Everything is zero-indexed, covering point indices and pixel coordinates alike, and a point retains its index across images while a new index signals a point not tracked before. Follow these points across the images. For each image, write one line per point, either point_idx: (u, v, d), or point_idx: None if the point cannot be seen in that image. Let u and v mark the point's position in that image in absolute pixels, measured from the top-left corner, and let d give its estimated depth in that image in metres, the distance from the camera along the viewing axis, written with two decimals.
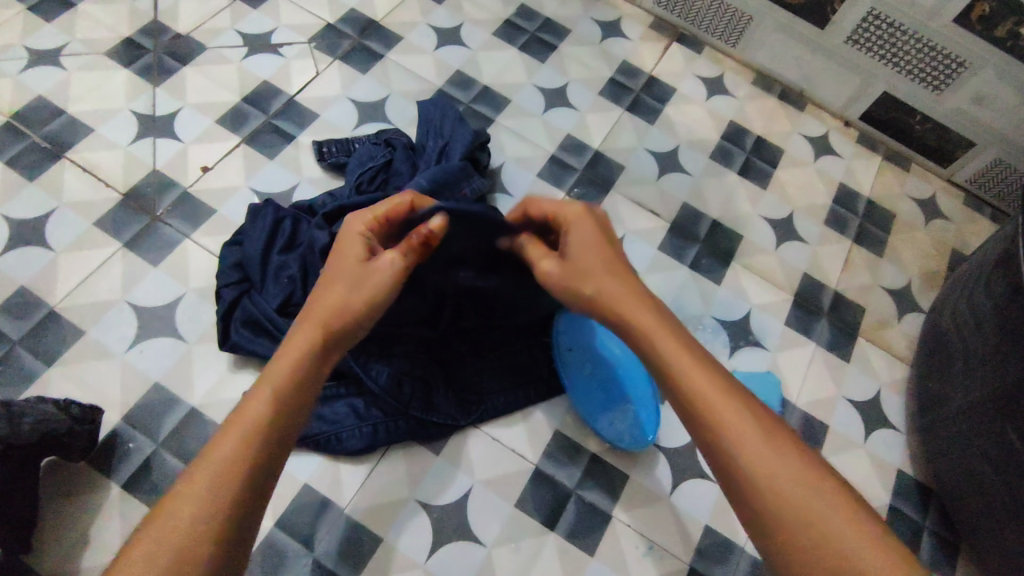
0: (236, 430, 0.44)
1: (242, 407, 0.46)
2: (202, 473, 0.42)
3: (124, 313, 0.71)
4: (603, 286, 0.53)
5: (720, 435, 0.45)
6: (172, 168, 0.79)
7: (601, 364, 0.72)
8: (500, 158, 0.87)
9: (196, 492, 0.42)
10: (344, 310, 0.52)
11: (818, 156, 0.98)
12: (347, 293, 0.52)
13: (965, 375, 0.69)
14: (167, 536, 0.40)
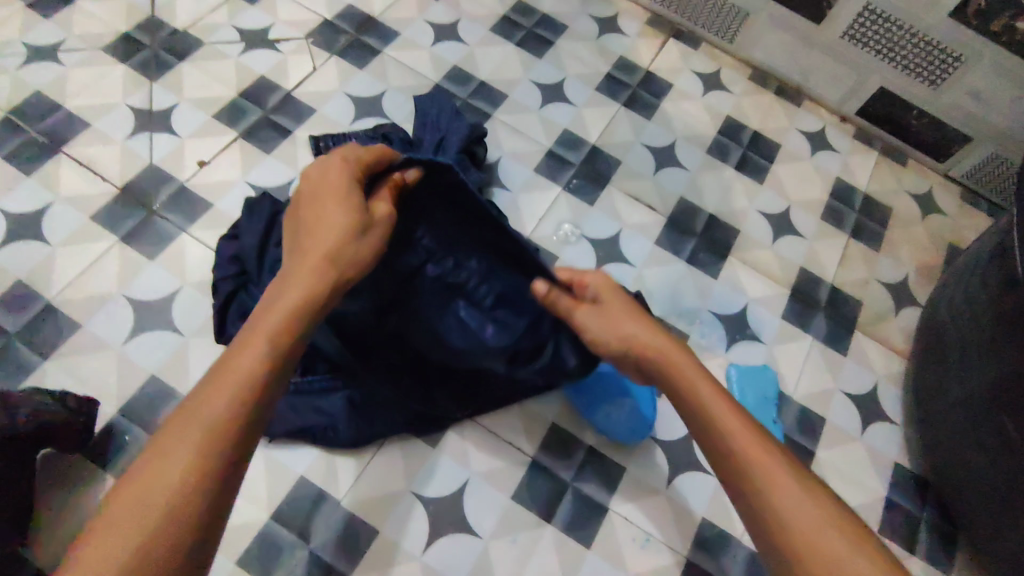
0: (225, 376, 0.42)
1: (237, 351, 0.43)
2: (191, 423, 0.40)
3: (121, 306, 0.71)
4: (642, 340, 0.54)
5: (752, 477, 0.46)
6: (169, 163, 0.79)
7: None
8: (497, 153, 0.88)
9: (180, 449, 0.39)
10: (344, 254, 0.49)
11: (815, 151, 0.99)
12: (343, 237, 0.49)
13: (962, 367, 0.69)
14: (147, 486, 0.38)
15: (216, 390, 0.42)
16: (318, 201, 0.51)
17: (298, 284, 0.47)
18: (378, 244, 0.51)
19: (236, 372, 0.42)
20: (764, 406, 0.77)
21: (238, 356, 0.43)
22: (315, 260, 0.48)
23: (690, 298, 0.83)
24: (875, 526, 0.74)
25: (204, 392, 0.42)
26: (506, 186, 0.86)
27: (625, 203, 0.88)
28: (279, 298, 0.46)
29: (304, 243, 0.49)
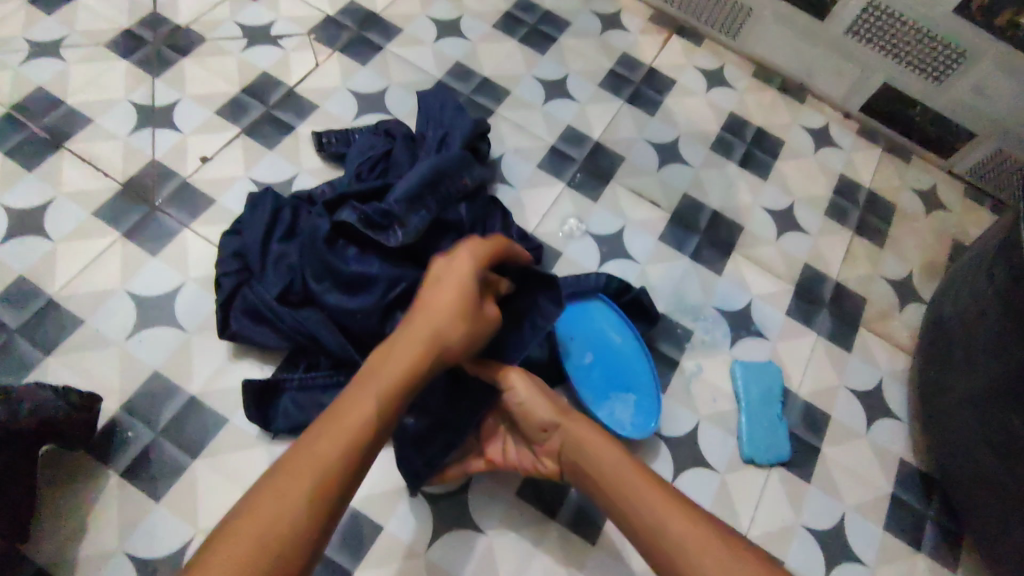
0: (322, 450, 0.45)
1: (351, 404, 0.47)
2: (287, 487, 0.43)
3: (123, 302, 0.70)
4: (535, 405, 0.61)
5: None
6: (171, 159, 0.79)
7: (600, 352, 0.72)
8: (500, 149, 0.87)
9: (291, 497, 0.42)
10: (443, 340, 0.52)
11: (819, 148, 0.98)
12: (446, 326, 0.52)
13: (967, 363, 0.69)
14: (235, 548, 0.40)
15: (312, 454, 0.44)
16: (432, 285, 0.55)
17: (390, 369, 0.49)
18: (477, 332, 0.54)
19: (328, 450, 0.45)
20: (769, 403, 0.77)
21: (340, 430, 0.46)
22: (416, 340, 0.51)
23: (694, 295, 0.83)
24: (880, 523, 0.74)
25: (293, 462, 0.44)
26: (509, 182, 0.85)
27: (629, 199, 0.88)
28: (368, 383, 0.48)
29: (412, 323, 0.53)
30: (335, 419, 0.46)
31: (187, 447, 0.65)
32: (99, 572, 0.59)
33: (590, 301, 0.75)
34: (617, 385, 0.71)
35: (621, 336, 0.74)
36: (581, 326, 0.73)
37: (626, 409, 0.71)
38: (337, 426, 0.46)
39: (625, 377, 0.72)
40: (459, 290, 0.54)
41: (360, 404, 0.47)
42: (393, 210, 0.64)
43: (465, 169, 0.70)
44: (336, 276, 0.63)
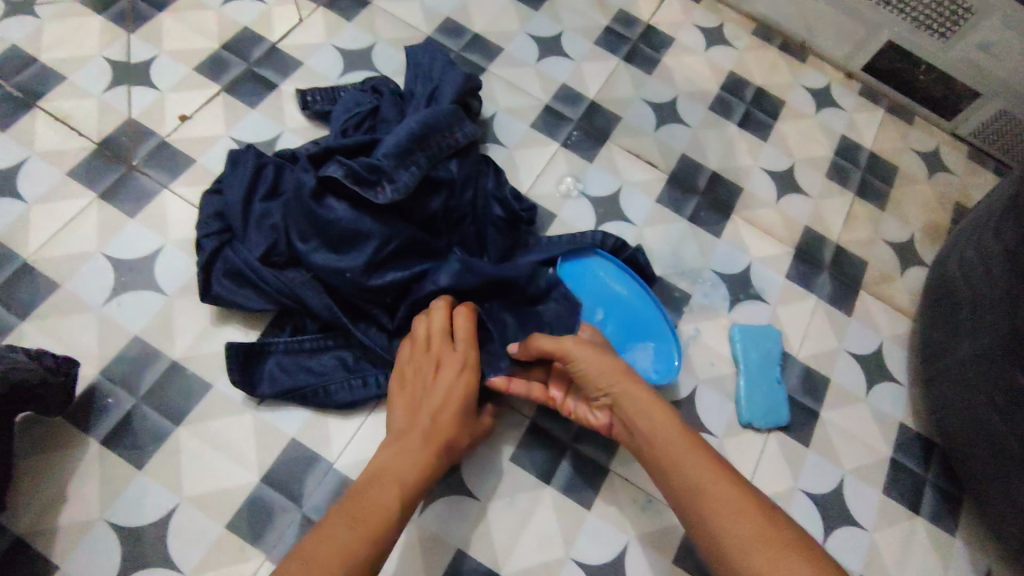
0: (354, 539, 0.46)
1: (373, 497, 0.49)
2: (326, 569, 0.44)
3: (100, 265, 0.68)
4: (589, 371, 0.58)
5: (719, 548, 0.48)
6: (149, 117, 0.75)
7: (609, 307, 0.71)
8: (492, 108, 0.84)
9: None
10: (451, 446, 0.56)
11: (820, 108, 0.96)
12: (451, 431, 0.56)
13: (974, 321, 0.67)
14: None
15: (340, 545, 0.45)
16: (430, 389, 0.57)
17: (403, 471, 0.52)
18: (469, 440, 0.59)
19: (358, 540, 0.46)
20: (767, 366, 0.75)
21: (370, 524, 0.47)
22: (429, 444, 0.54)
23: (692, 257, 0.81)
24: (879, 487, 0.73)
25: (322, 546, 0.45)
26: (501, 142, 0.83)
27: (625, 159, 0.85)
28: (385, 481, 0.51)
29: (414, 429, 0.55)
30: (366, 514, 0.48)
31: (169, 413, 0.63)
32: (80, 541, 0.58)
33: (589, 255, 0.72)
34: (633, 334, 0.70)
35: (625, 286, 0.72)
36: (586, 282, 0.71)
37: (646, 355, 0.70)
38: (368, 518, 0.48)
39: (640, 326, 0.71)
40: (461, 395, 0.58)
41: (384, 500, 0.50)
42: (381, 165, 0.62)
43: (456, 125, 0.67)
44: (324, 233, 0.61)
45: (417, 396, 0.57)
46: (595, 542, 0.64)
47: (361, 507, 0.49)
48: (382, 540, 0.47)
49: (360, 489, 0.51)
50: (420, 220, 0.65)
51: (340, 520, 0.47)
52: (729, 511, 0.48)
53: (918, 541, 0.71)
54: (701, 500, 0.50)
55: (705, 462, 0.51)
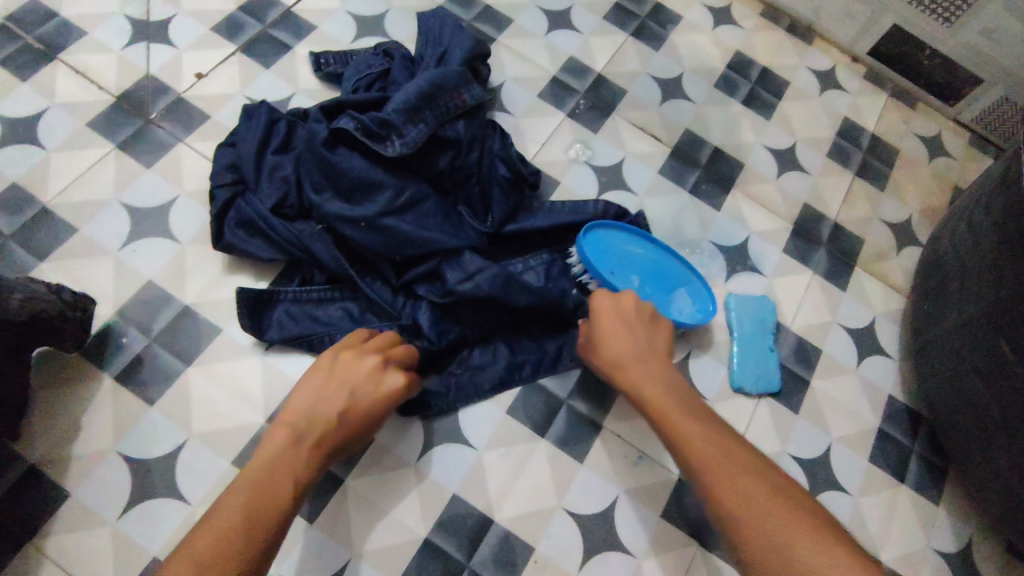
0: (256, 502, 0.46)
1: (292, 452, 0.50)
2: (217, 562, 0.42)
3: (117, 212, 0.70)
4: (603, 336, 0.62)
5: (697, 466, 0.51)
6: (167, 74, 0.78)
7: (638, 270, 0.72)
8: (500, 77, 0.86)
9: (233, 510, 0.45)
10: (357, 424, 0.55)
11: (824, 90, 0.97)
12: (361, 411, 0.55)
13: (962, 292, 0.69)
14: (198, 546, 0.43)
15: (228, 540, 0.43)
16: (336, 373, 0.55)
17: (298, 458, 0.50)
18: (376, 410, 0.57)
19: (253, 528, 0.45)
20: (761, 334, 0.77)
21: (264, 508, 0.46)
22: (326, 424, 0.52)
23: (692, 228, 0.82)
24: (866, 455, 0.75)
25: (212, 536, 0.43)
26: (509, 110, 0.84)
27: (630, 132, 0.87)
28: (282, 465, 0.49)
29: (318, 421, 0.52)
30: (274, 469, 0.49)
31: (180, 354, 0.65)
32: (92, 470, 0.60)
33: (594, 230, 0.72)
34: (665, 287, 0.72)
35: (639, 245, 0.73)
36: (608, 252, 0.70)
37: (686, 300, 0.73)
38: (261, 503, 0.46)
39: (666, 277, 0.73)
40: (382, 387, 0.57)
41: (279, 484, 0.48)
42: (391, 120, 0.64)
43: (464, 87, 0.69)
44: (336, 184, 0.64)
45: (315, 388, 0.54)
46: (585, 494, 0.66)
47: (259, 490, 0.47)
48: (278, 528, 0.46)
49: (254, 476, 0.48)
50: (427, 176, 0.68)
51: (233, 507, 0.45)
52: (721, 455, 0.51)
53: (901, 508, 0.73)
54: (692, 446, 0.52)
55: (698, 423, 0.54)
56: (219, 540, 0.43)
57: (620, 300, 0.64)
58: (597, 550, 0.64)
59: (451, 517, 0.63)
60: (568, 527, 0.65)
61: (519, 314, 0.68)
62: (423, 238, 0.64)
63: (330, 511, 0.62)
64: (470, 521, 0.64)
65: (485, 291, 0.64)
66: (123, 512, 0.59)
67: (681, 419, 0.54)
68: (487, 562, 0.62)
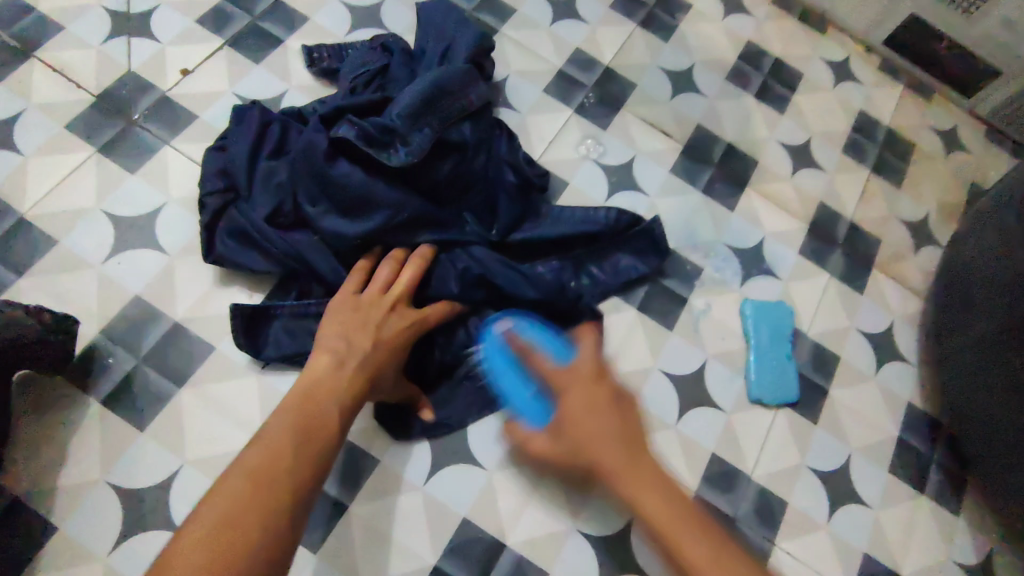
0: (301, 439, 0.46)
1: (326, 388, 0.51)
2: (266, 482, 0.43)
3: (99, 221, 0.65)
4: (570, 397, 0.50)
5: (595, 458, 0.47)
6: (150, 70, 0.73)
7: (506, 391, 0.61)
8: (504, 71, 0.82)
9: (283, 440, 0.46)
10: (381, 363, 0.55)
11: (838, 82, 0.93)
12: (378, 350, 0.55)
13: (989, 300, 0.66)
14: (237, 480, 0.42)
15: (277, 468, 0.44)
16: (373, 323, 0.56)
17: (340, 397, 0.51)
18: (397, 346, 0.57)
19: (303, 459, 0.45)
20: (778, 342, 0.74)
21: (317, 438, 0.47)
22: (367, 371, 0.53)
23: (705, 230, 0.79)
24: (886, 466, 0.73)
25: (263, 458, 0.44)
26: (513, 106, 0.80)
27: (639, 128, 0.83)
28: (326, 400, 0.50)
29: (351, 362, 0.53)
30: (310, 402, 0.49)
31: (172, 374, 0.61)
32: (81, 502, 0.57)
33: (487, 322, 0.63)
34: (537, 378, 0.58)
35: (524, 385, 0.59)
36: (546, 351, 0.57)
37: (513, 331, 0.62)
38: (316, 432, 0.48)
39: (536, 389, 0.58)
40: (399, 320, 0.58)
41: (328, 415, 0.49)
42: (395, 126, 0.60)
43: (470, 86, 0.65)
44: (335, 195, 0.60)
45: (349, 331, 0.55)
46: (600, 513, 0.63)
47: (306, 421, 0.48)
48: (326, 458, 0.47)
49: (296, 407, 0.49)
50: (433, 184, 0.63)
51: (283, 433, 0.46)
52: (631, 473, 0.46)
53: (921, 520, 0.71)
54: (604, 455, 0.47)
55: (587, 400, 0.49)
56: (270, 465, 0.44)
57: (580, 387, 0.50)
58: (613, 573, 0.62)
59: (461, 541, 0.61)
60: (583, 549, 0.62)
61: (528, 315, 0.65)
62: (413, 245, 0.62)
63: (335, 539, 0.59)
64: (481, 547, 0.61)
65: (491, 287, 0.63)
66: (114, 545, 0.56)
67: (592, 425, 0.48)
68: None
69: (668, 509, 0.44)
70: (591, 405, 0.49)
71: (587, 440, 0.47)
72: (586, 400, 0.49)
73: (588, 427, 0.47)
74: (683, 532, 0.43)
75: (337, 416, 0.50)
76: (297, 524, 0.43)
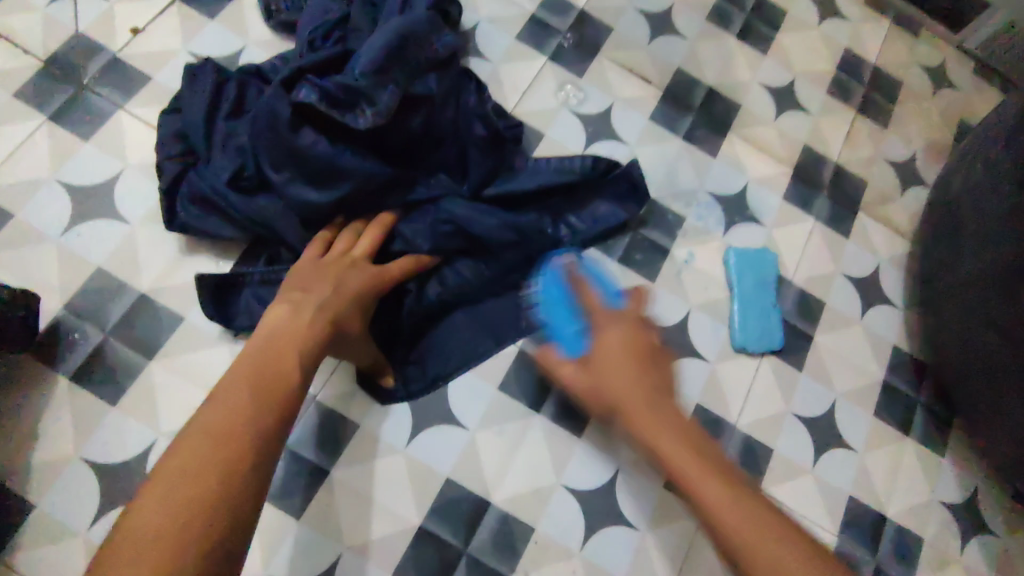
0: (257, 396, 0.45)
1: (284, 336, 0.50)
2: (227, 432, 0.42)
3: (55, 192, 0.63)
4: (604, 337, 0.49)
5: (633, 426, 0.45)
6: (98, 31, 0.69)
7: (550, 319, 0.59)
8: (473, 18, 0.78)
9: (236, 396, 0.45)
10: (343, 311, 0.53)
11: (823, 19, 0.89)
12: (336, 298, 0.54)
13: (976, 238, 0.65)
14: (196, 443, 0.42)
15: (237, 421, 0.43)
16: (333, 277, 0.55)
17: (302, 345, 0.50)
18: (359, 295, 0.56)
19: (265, 410, 0.45)
20: (762, 291, 0.73)
21: (275, 394, 0.46)
22: (327, 314, 0.52)
23: (686, 178, 0.77)
24: (871, 409, 0.73)
25: (223, 410, 0.44)
26: (484, 55, 0.77)
27: (617, 74, 0.80)
28: (285, 347, 0.49)
29: (307, 312, 0.52)
30: (267, 356, 0.48)
31: (141, 347, 0.60)
32: (56, 479, 0.56)
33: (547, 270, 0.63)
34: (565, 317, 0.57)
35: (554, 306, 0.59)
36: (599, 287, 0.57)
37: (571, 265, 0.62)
38: (273, 387, 0.46)
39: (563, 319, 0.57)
40: (361, 274, 0.57)
41: (288, 367, 0.48)
42: (358, 85, 0.57)
43: (434, 35, 0.62)
44: (300, 164, 0.57)
45: (308, 285, 0.54)
46: (585, 467, 0.63)
47: (262, 371, 0.47)
48: (286, 419, 0.46)
49: (256, 359, 0.48)
50: (401, 142, 0.61)
51: (245, 386, 0.46)
52: (640, 395, 0.46)
53: (906, 461, 0.72)
54: (627, 403, 0.46)
55: (656, 420, 0.45)
56: (231, 416, 0.44)
57: (623, 321, 0.49)
58: (599, 526, 0.62)
59: (446, 502, 0.61)
60: (569, 503, 0.62)
61: (507, 257, 0.64)
62: (381, 209, 0.61)
63: (317, 504, 0.59)
64: (466, 506, 0.61)
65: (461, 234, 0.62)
66: (94, 519, 0.55)
67: (650, 417, 0.45)
68: (486, 547, 0.60)
69: (681, 442, 0.44)
70: (631, 356, 0.48)
71: (636, 406, 0.45)
72: (622, 333, 0.49)
73: (611, 355, 0.48)
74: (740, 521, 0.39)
75: (297, 362, 0.49)
76: (262, 483, 0.42)
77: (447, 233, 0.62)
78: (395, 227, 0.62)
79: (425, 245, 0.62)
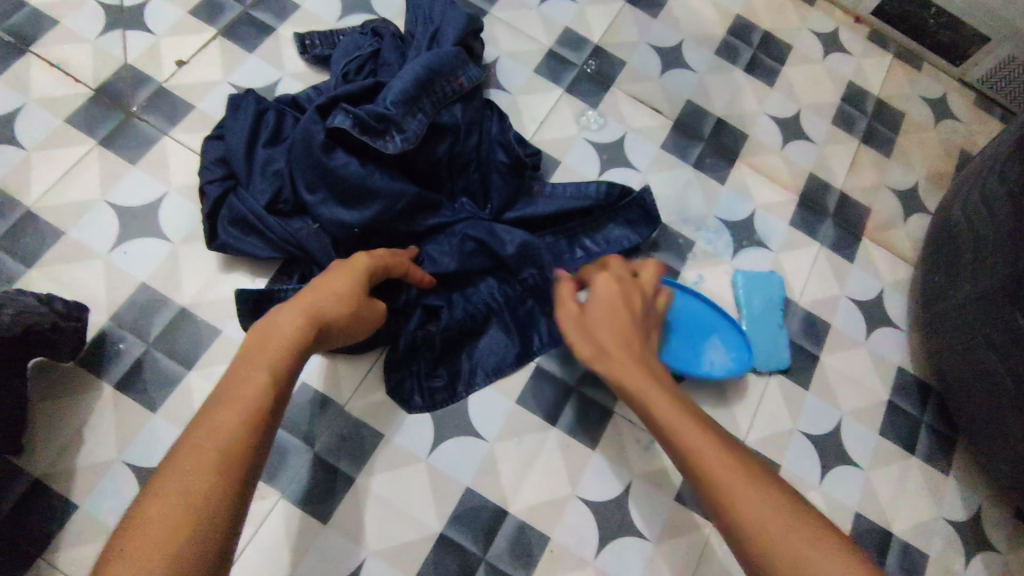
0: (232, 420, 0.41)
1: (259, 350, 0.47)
2: (201, 469, 0.39)
3: (104, 212, 0.67)
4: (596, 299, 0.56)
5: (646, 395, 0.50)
6: (146, 63, 0.74)
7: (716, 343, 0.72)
8: (495, 52, 0.83)
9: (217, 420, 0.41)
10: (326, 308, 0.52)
11: (828, 53, 0.93)
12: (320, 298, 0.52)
13: (975, 263, 0.67)
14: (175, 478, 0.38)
15: (207, 457, 0.39)
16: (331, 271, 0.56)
17: (282, 362, 0.46)
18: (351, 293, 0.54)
19: (241, 435, 0.41)
20: (771, 312, 0.76)
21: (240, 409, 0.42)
22: (304, 315, 0.50)
23: (696, 203, 0.80)
24: (876, 428, 0.75)
25: (196, 445, 0.40)
26: (505, 87, 0.82)
27: (629, 105, 0.84)
28: (257, 363, 0.46)
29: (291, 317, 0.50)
30: (241, 376, 0.45)
31: (180, 358, 0.63)
32: (99, 480, 0.59)
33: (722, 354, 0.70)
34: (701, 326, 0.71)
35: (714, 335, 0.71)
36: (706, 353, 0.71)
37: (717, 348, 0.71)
38: (241, 405, 0.43)
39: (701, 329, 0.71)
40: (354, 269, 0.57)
41: (258, 378, 0.45)
42: (390, 114, 0.61)
43: (460, 69, 0.67)
44: (333, 185, 0.61)
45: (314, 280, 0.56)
46: (598, 481, 0.66)
47: (230, 398, 0.43)
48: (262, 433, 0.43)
49: (231, 379, 0.45)
50: (427, 167, 0.66)
51: (216, 413, 0.42)
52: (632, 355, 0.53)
53: (911, 479, 0.74)
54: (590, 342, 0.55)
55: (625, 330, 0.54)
56: (199, 449, 0.40)
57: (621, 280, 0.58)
58: (612, 537, 0.64)
59: (465, 510, 0.63)
60: (584, 513, 0.64)
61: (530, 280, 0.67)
62: (413, 230, 0.65)
63: (344, 510, 0.62)
64: (485, 514, 0.63)
65: (483, 255, 0.66)
66: None
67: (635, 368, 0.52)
68: (503, 555, 0.62)
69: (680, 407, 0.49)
70: (618, 323, 0.55)
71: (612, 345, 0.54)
72: (611, 289, 0.57)
73: (603, 303, 0.56)
74: (714, 461, 0.44)
75: (266, 377, 0.45)
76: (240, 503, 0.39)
77: (473, 251, 0.65)
78: (423, 251, 0.66)
79: (448, 262, 0.65)
